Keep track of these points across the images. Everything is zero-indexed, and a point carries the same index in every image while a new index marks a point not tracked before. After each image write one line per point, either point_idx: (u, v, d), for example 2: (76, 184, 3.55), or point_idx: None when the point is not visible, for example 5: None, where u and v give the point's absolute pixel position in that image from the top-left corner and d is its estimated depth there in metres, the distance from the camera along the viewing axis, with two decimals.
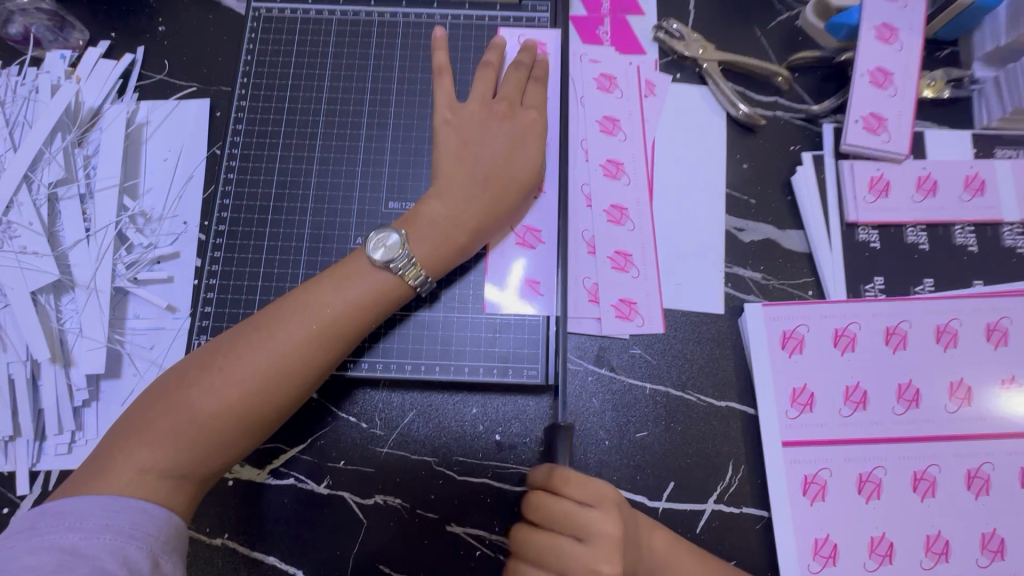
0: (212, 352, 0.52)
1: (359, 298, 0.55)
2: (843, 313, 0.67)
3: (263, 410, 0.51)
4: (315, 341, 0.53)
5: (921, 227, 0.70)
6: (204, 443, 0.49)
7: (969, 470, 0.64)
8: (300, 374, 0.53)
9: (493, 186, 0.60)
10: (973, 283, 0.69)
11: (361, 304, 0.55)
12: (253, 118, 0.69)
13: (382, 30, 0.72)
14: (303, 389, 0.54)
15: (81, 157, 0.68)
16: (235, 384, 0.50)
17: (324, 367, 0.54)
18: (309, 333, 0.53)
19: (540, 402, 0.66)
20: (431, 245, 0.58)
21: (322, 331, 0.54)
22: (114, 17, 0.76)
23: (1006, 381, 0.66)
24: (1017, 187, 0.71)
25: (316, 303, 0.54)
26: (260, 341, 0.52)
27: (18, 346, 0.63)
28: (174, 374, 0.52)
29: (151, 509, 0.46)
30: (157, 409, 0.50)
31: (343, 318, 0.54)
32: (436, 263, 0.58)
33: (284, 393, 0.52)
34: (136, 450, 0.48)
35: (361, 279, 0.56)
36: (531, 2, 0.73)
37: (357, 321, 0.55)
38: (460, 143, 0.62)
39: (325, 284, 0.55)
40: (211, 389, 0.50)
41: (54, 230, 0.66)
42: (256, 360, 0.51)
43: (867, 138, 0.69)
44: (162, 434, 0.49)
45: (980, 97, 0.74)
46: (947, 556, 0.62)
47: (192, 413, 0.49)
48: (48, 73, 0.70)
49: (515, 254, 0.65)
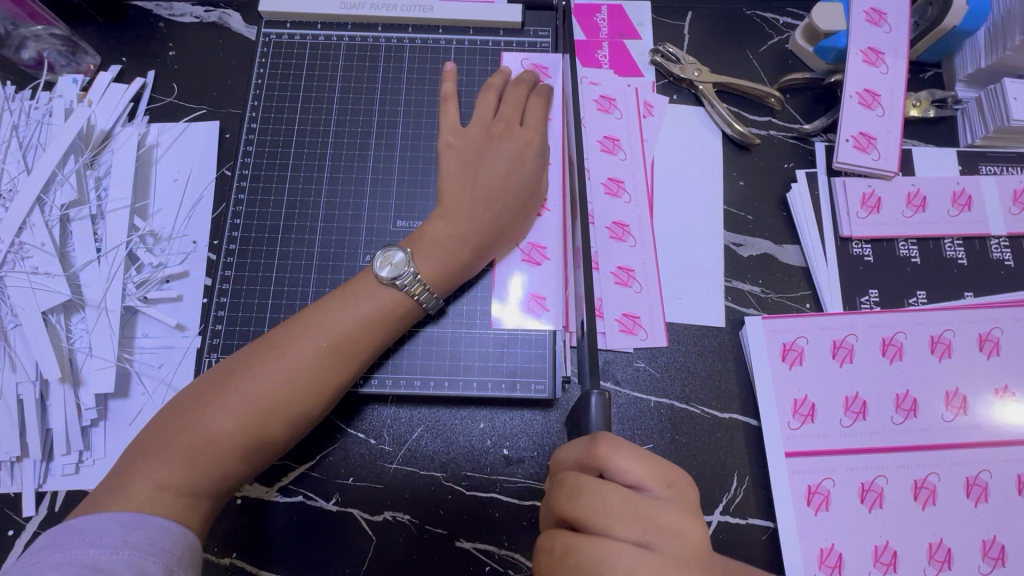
0: (226, 372, 0.53)
1: (370, 315, 0.56)
2: (841, 325, 0.69)
3: (278, 428, 0.52)
4: (329, 358, 0.54)
5: (912, 241, 0.73)
6: (221, 463, 0.50)
7: (968, 478, 0.65)
8: (312, 391, 0.54)
9: (492, 204, 0.62)
10: (964, 295, 0.72)
11: (371, 323, 0.56)
12: (264, 140, 0.71)
13: (389, 55, 0.74)
14: (317, 406, 0.55)
15: (93, 179, 0.69)
16: (251, 403, 0.51)
17: (336, 385, 0.55)
18: (323, 351, 0.54)
19: (546, 415, 0.67)
20: (434, 264, 0.59)
21: (333, 350, 0.55)
22: (126, 43, 0.78)
23: (1000, 389, 0.68)
24: (1002, 201, 0.73)
25: (328, 322, 0.55)
26: (273, 360, 0.53)
27: (27, 366, 0.64)
28: (189, 393, 0.53)
29: (168, 525, 0.47)
30: (173, 429, 0.50)
31: (354, 336, 0.56)
32: (440, 281, 0.60)
33: (299, 410, 0.53)
34: (152, 470, 0.48)
35: (371, 297, 0.57)
36: (533, 27, 0.75)
37: (367, 339, 0.56)
38: (463, 165, 0.64)
39: (336, 302, 0.57)
40: (225, 407, 0.51)
41: (65, 251, 0.67)
42: (269, 380, 0.52)
43: (858, 156, 0.72)
44: (178, 454, 0.49)
45: (963, 117, 0.77)
46: (949, 564, 0.63)
47: (207, 433, 0.50)
48: (61, 97, 0.72)
49: (519, 270, 0.66)
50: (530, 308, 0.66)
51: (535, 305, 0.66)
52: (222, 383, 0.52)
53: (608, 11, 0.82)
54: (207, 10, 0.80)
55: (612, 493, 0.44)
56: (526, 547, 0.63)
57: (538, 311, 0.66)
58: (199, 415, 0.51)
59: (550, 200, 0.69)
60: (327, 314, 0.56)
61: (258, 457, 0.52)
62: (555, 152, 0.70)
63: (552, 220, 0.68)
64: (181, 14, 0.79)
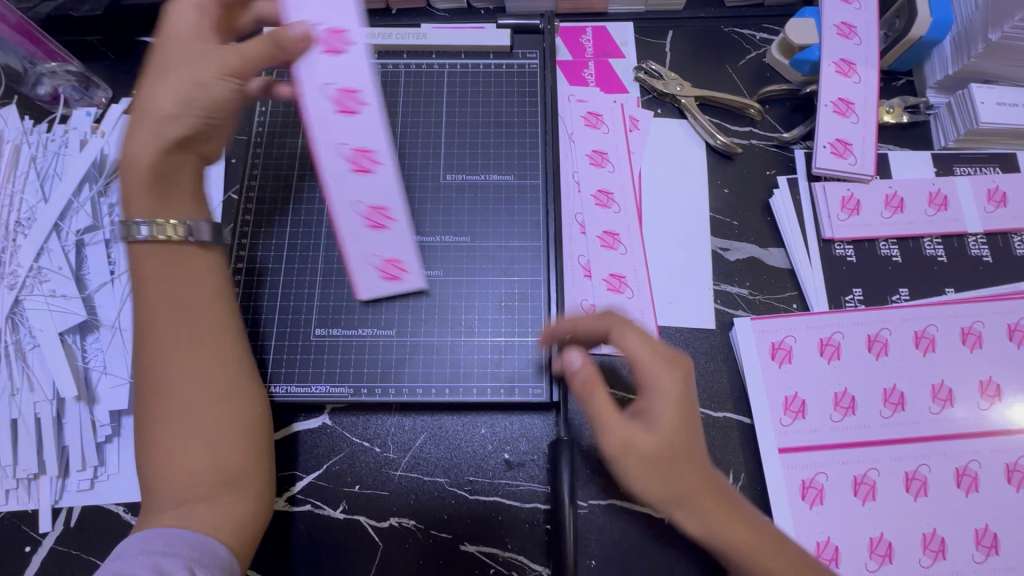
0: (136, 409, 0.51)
1: (175, 266, 0.54)
2: (827, 323, 0.72)
3: (216, 418, 0.52)
4: (179, 328, 0.52)
5: (892, 240, 0.76)
6: (198, 468, 0.50)
7: (958, 469, 0.67)
8: (206, 365, 0.52)
9: (191, 80, 0.53)
10: (945, 291, 0.74)
11: (175, 278, 0.53)
12: (268, 163, 0.75)
13: (385, 79, 0.78)
14: (226, 374, 0.53)
15: (107, 205, 0.72)
16: (170, 410, 0.50)
17: (218, 346, 0.54)
18: (164, 326, 0.52)
19: (544, 420, 0.69)
20: (144, 193, 0.53)
21: (174, 321, 0.52)
22: (136, 76, 0.82)
23: (985, 381, 0.70)
24: (977, 200, 0.76)
25: (148, 303, 0.52)
26: (153, 367, 0.51)
27: (45, 385, 0.66)
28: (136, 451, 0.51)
29: (188, 534, 0.47)
30: (151, 472, 0.49)
31: (191, 295, 0.54)
32: (153, 194, 0.53)
33: (212, 384, 0.52)
34: (159, 509, 0.49)
35: (153, 255, 0.53)
36: (521, 50, 0.79)
37: (195, 291, 0.54)
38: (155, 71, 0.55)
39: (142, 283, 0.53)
40: (161, 430, 0.50)
41: (80, 274, 0.70)
42: (164, 383, 0.50)
43: (836, 162, 0.75)
44: (163, 490, 0.49)
45: (936, 121, 0.81)
46: (944, 553, 0.64)
47: (167, 458, 0.49)
48: (76, 129, 0.75)
49: (368, 241, 0.63)
50: (386, 278, 0.66)
51: (391, 271, 0.66)
52: (140, 420, 0.50)
53: (593, 32, 0.86)
54: None
55: (614, 322, 0.55)
56: (530, 549, 0.65)
57: (391, 278, 0.66)
58: (150, 455, 0.50)
59: (377, 152, 0.61)
60: (146, 298, 0.52)
61: (233, 450, 0.52)
62: (368, 93, 0.59)
63: (385, 175, 0.62)
64: None
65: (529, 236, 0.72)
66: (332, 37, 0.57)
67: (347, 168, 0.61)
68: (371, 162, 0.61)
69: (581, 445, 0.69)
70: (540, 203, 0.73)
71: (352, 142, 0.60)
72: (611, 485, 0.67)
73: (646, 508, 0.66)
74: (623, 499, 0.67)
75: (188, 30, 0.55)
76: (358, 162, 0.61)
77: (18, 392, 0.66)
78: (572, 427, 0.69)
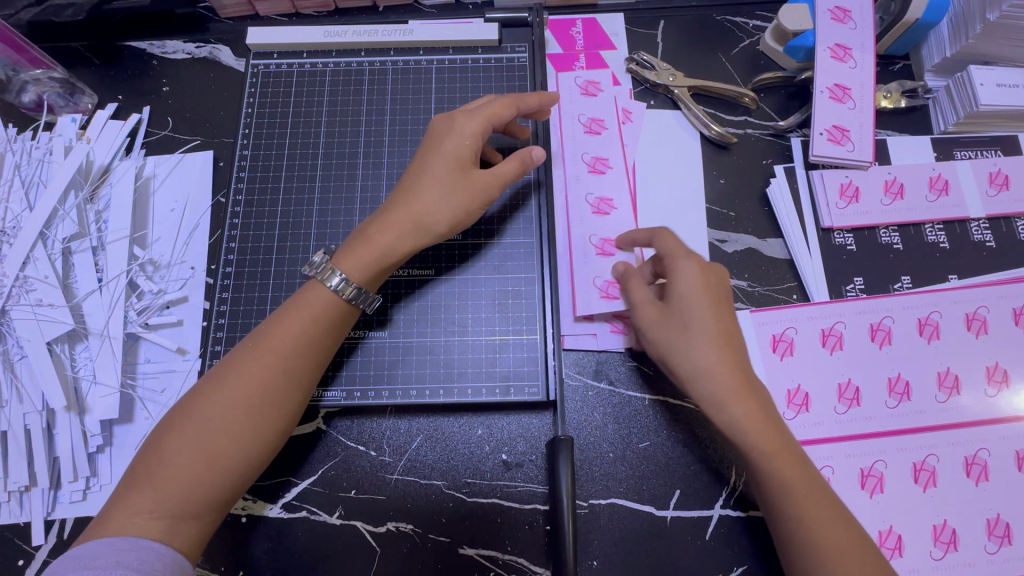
0: (191, 392, 0.55)
1: (325, 317, 0.58)
2: (829, 314, 0.70)
3: (233, 447, 0.52)
4: (252, 360, 0.55)
5: (893, 227, 0.74)
6: (201, 493, 0.51)
7: (967, 458, 0.65)
8: (261, 397, 0.54)
9: (456, 194, 0.61)
10: (949, 277, 0.73)
11: (305, 319, 0.57)
12: (255, 165, 0.74)
13: (372, 77, 0.77)
14: (273, 411, 0.54)
15: (93, 213, 0.71)
16: (209, 431, 0.52)
17: (284, 383, 0.55)
18: (246, 353, 0.55)
19: (543, 418, 0.68)
20: (362, 264, 0.59)
21: (268, 351, 0.55)
22: (122, 82, 0.81)
23: (991, 368, 0.68)
24: (979, 184, 0.75)
25: (273, 324, 0.57)
26: (224, 372, 0.55)
27: (34, 397, 0.65)
28: (149, 449, 0.52)
29: (156, 547, 0.49)
30: (149, 477, 0.51)
31: (306, 336, 0.57)
32: (370, 280, 0.59)
33: (258, 430, 0.54)
34: (134, 511, 0.49)
35: (317, 300, 0.58)
36: (509, 43, 0.78)
37: (313, 334, 0.57)
38: (435, 155, 0.62)
39: (282, 315, 0.57)
40: (188, 431, 0.52)
41: (68, 283, 0.69)
42: (219, 401, 0.53)
43: (833, 148, 0.74)
44: (147, 483, 0.50)
45: (934, 105, 0.79)
46: (954, 545, 0.63)
47: (172, 471, 0.51)
48: (61, 136, 0.74)
49: (588, 183, 0.75)
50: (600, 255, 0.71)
51: (606, 249, 0.71)
52: (188, 403, 0.54)
53: (583, 24, 0.85)
54: (197, 45, 0.83)
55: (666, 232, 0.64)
56: (531, 551, 0.64)
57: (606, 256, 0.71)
58: (164, 440, 0.52)
59: (611, 160, 0.76)
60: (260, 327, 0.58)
61: (228, 482, 0.52)
62: (607, 121, 0.78)
63: (616, 176, 0.75)
64: (173, 51, 0.83)
65: (522, 233, 0.70)
66: (586, 87, 0.80)
67: (586, 168, 0.75)
68: (605, 166, 0.76)
69: (580, 444, 0.67)
70: (532, 199, 0.71)
71: (592, 151, 0.76)
72: (611, 483, 0.66)
73: (648, 506, 0.65)
74: (624, 498, 0.65)
75: (470, 153, 0.62)
76: (595, 166, 0.76)
77: (7, 405, 0.65)
78: (570, 426, 0.68)
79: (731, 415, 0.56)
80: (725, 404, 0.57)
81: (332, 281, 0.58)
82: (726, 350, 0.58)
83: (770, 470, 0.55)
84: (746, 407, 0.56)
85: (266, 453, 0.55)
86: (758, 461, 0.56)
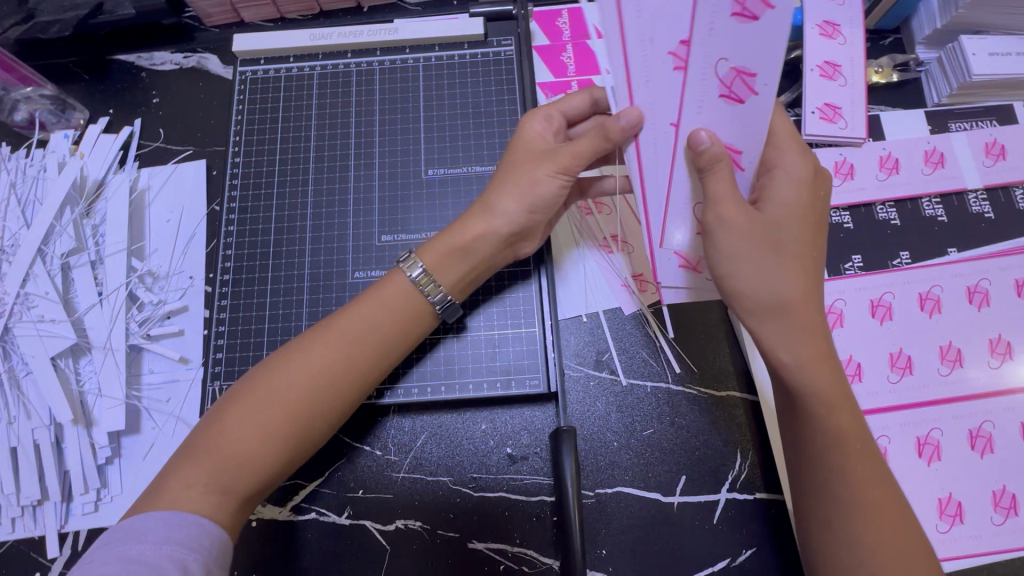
0: (254, 369, 0.56)
1: (399, 314, 0.58)
2: (828, 292, 0.70)
3: (294, 428, 0.53)
4: (328, 346, 0.55)
5: (890, 204, 0.74)
6: (255, 471, 0.51)
7: (971, 431, 0.65)
8: (327, 381, 0.54)
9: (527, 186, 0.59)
10: (948, 251, 0.72)
11: (382, 308, 0.58)
12: (247, 172, 0.74)
13: (360, 78, 0.77)
14: (332, 398, 0.54)
15: (90, 227, 0.72)
16: (275, 409, 0.52)
17: (350, 369, 0.55)
18: (317, 336, 0.56)
19: (545, 410, 0.68)
20: (444, 252, 0.59)
21: (347, 338, 0.56)
22: (112, 95, 0.82)
23: (994, 339, 0.68)
24: (975, 155, 0.74)
25: (343, 312, 0.58)
26: (294, 350, 0.55)
27: (41, 412, 0.66)
28: (207, 423, 0.53)
29: (206, 525, 0.49)
30: (202, 449, 0.51)
31: (382, 327, 0.57)
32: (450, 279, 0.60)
33: (321, 413, 0.54)
34: (184, 483, 0.50)
35: (398, 296, 0.58)
36: (496, 37, 0.78)
37: (386, 328, 0.57)
38: (513, 153, 0.62)
39: (358, 305, 0.58)
40: (246, 405, 0.52)
41: (68, 297, 0.70)
42: (284, 381, 0.53)
43: (825, 127, 0.73)
44: (203, 456, 0.51)
45: (927, 78, 0.78)
46: (960, 518, 0.63)
47: (230, 444, 0.51)
48: (54, 153, 0.75)
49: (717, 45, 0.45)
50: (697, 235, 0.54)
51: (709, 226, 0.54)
52: (252, 378, 0.55)
53: (569, 14, 0.84)
54: (185, 55, 0.83)
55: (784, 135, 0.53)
56: (540, 543, 0.64)
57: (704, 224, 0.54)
58: (225, 413, 0.53)
59: None
60: (340, 313, 0.58)
61: (278, 458, 0.52)
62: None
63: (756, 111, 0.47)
64: (162, 63, 0.83)
65: None
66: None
67: (716, 91, 0.47)
68: (746, 88, 0.47)
69: (584, 433, 0.67)
70: None
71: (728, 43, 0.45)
72: (617, 472, 0.66)
73: (654, 493, 0.65)
74: (630, 485, 0.66)
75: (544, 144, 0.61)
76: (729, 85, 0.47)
77: (15, 421, 0.66)
78: (573, 417, 0.68)
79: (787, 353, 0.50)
80: (774, 326, 0.50)
81: (414, 272, 0.59)
82: (805, 265, 0.50)
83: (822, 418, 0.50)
84: (799, 338, 0.50)
85: (323, 432, 0.55)
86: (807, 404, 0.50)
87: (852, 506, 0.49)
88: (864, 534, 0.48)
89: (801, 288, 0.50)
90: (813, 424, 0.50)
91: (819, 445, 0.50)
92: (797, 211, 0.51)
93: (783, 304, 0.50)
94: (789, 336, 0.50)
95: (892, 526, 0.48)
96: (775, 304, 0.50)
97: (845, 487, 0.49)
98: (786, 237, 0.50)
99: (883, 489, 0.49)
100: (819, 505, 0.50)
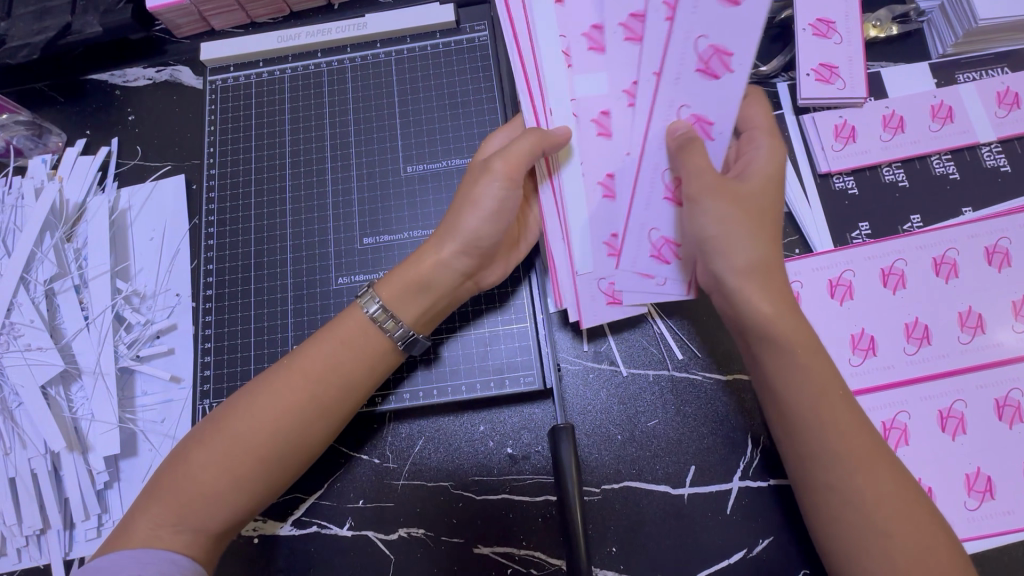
0: (222, 405, 0.56)
1: (356, 356, 0.57)
2: (835, 263, 0.66)
3: (254, 465, 0.52)
4: (288, 384, 0.55)
5: (897, 164, 0.69)
6: (213, 505, 0.51)
7: (997, 400, 0.61)
8: (290, 419, 0.54)
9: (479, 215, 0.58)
10: (962, 211, 0.68)
11: (339, 345, 0.57)
12: (224, 185, 0.72)
13: (332, 79, 0.75)
14: (294, 438, 0.54)
15: (72, 251, 0.71)
16: (237, 447, 0.52)
17: (310, 411, 0.54)
18: (283, 372, 0.55)
19: (544, 407, 0.66)
20: (401, 286, 0.58)
21: (305, 378, 0.55)
22: (87, 116, 0.80)
23: (1018, 302, 0.64)
24: (985, 105, 0.69)
25: (306, 350, 0.57)
26: (257, 389, 0.55)
27: (36, 441, 0.66)
28: (172, 459, 0.54)
29: (179, 560, 0.50)
30: (166, 486, 0.52)
31: (340, 365, 0.56)
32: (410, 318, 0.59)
33: (281, 452, 0.53)
34: (149, 515, 0.51)
35: (362, 338, 0.57)
36: (469, 23, 0.74)
37: (343, 366, 0.56)
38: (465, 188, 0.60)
39: (316, 344, 0.57)
40: (213, 445, 0.52)
41: (55, 324, 0.69)
42: (248, 420, 0.53)
43: (822, 89, 0.69)
44: (167, 491, 0.52)
45: (930, 28, 0.73)
46: (992, 493, 0.59)
47: (192, 480, 0.52)
48: (31, 179, 0.74)
49: (690, 85, 0.56)
50: (654, 256, 0.61)
51: (663, 253, 0.61)
52: (219, 414, 0.55)
53: None
54: (158, 70, 0.81)
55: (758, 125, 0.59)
56: (547, 544, 0.62)
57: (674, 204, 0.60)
58: (190, 451, 0.53)
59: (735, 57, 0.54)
60: (305, 349, 0.57)
61: (248, 494, 0.53)
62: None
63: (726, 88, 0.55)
64: (134, 79, 0.81)
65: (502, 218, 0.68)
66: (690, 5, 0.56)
67: (695, 64, 0.56)
68: (722, 66, 0.55)
69: (586, 428, 0.65)
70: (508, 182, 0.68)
71: (711, 37, 0.54)
72: (622, 467, 0.63)
73: (663, 486, 0.62)
74: (637, 479, 0.63)
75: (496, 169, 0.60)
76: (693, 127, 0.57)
77: (11, 452, 0.66)
78: (572, 412, 0.65)
79: (768, 305, 0.51)
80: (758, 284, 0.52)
81: (373, 308, 0.57)
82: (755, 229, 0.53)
83: (793, 377, 0.51)
84: (773, 295, 0.52)
85: (288, 469, 0.55)
86: (788, 363, 0.51)
87: (842, 458, 0.49)
88: (856, 508, 0.48)
89: (764, 248, 0.53)
90: (792, 375, 0.51)
91: (795, 403, 0.51)
92: (761, 184, 0.56)
93: (765, 263, 0.53)
94: (769, 291, 0.52)
95: (885, 472, 0.48)
96: (761, 263, 0.53)
97: (837, 476, 0.49)
98: (753, 206, 0.55)
99: (867, 435, 0.50)
100: (818, 467, 0.50)
